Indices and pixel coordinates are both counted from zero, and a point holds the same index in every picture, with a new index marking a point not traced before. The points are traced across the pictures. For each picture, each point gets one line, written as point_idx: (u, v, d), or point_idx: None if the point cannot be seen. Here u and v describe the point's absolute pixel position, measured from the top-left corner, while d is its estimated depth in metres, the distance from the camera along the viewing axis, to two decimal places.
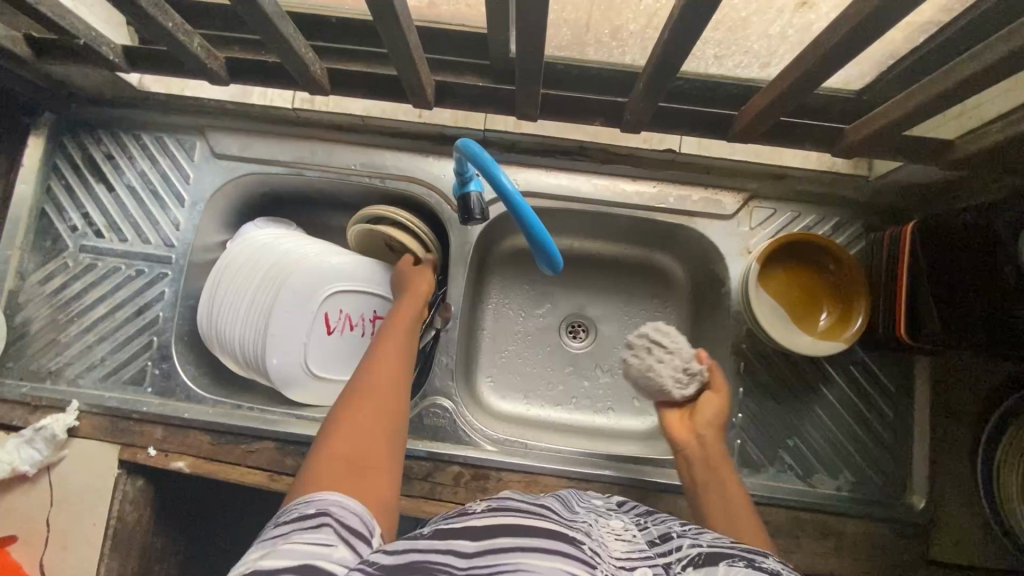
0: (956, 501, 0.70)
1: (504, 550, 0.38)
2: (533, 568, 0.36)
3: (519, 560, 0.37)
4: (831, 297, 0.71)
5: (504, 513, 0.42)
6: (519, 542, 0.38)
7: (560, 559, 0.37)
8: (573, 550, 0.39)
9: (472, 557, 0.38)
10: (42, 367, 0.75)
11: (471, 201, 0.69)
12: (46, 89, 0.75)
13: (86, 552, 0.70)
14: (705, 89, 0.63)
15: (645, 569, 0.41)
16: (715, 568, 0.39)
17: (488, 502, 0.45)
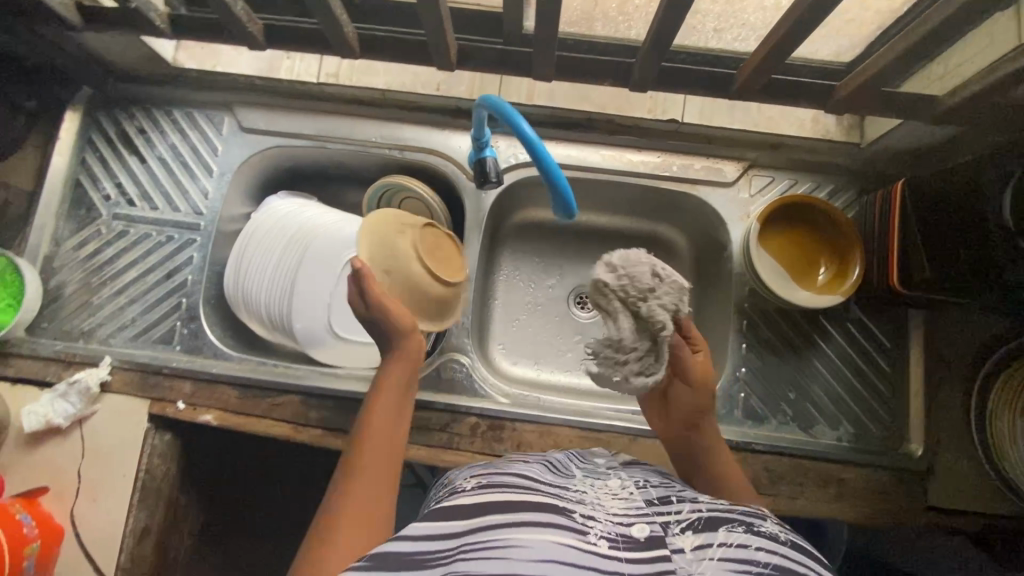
0: (953, 448, 0.73)
1: (498, 527, 0.41)
2: (524, 542, 0.39)
3: (510, 536, 0.40)
4: (829, 255, 0.76)
5: (495, 492, 0.46)
6: (511, 518, 0.42)
7: (555, 531, 0.41)
8: (569, 521, 0.43)
9: (462, 534, 0.41)
10: (75, 328, 0.79)
11: (487, 166, 0.72)
12: (86, 64, 0.79)
13: (116, 499, 0.73)
14: (706, 62, 0.66)
15: (643, 525, 0.44)
16: (715, 534, 0.43)
17: (478, 482, 0.50)
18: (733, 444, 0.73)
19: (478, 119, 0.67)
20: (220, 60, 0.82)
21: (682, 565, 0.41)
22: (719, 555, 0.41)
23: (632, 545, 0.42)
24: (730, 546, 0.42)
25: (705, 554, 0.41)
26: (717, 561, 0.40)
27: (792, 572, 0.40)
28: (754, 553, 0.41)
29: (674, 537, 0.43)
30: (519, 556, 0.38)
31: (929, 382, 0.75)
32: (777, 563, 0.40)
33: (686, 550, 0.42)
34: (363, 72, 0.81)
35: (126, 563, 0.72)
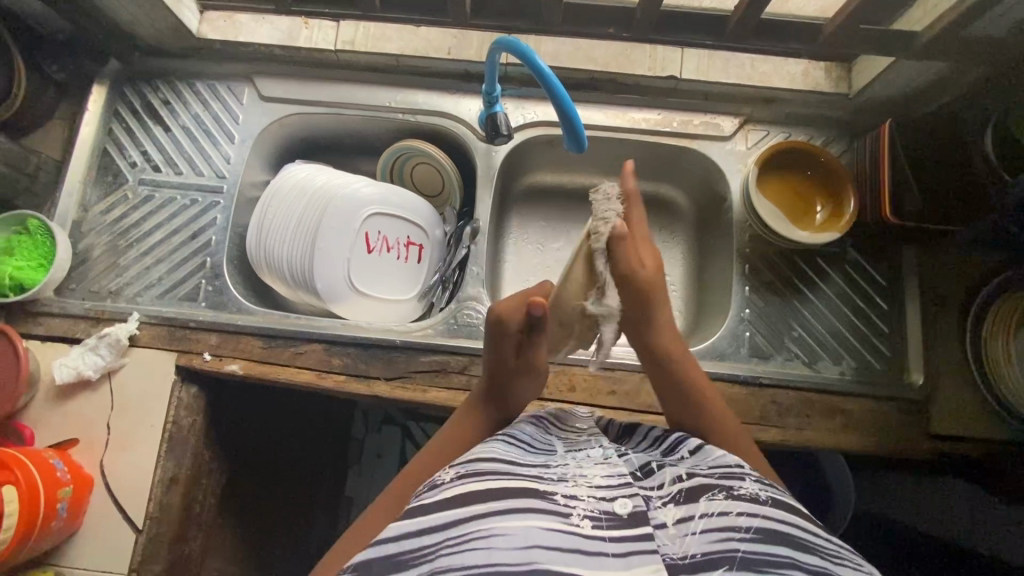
0: (951, 376, 0.76)
1: (478, 516, 0.42)
2: (506, 531, 0.41)
3: (490, 526, 0.41)
4: (824, 198, 0.80)
5: (473, 479, 0.45)
6: (491, 508, 0.42)
7: (538, 516, 0.42)
8: (549, 504, 0.43)
9: (443, 528, 0.42)
10: (104, 288, 0.81)
11: (499, 120, 0.77)
12: (115, 36, 0.83)
13: (146, 448, 0.75)
14: (694, 16, 0.69)
15: (625, 498, 0.45)
16: (696, 505, 0.45)
17: (456, 469, 0.47)
18: (741, 378, 0.76)
19: (490, 72, 0.71)
20: (241, 32, 0.85)
21: (664, 542, 0.43)
22: (700, 529, 0.43)
23: (616, 523, 0.43)
24: (712, 516, 0.44)
25: (687, 529, 0.43)
26: (699, 536, 0.43)
27: (772, 533, 0.43)
28: (736, 519, 0.43)
29: (657, 512, 0.45)
30: (502, 546, 0.40)
31: (926, 315, 0.78)
32: (757, 526, 0.43)
33: (668, 525, 0.44)
34: (377, 39, 0.85)
35: (155, 511, 0.74)
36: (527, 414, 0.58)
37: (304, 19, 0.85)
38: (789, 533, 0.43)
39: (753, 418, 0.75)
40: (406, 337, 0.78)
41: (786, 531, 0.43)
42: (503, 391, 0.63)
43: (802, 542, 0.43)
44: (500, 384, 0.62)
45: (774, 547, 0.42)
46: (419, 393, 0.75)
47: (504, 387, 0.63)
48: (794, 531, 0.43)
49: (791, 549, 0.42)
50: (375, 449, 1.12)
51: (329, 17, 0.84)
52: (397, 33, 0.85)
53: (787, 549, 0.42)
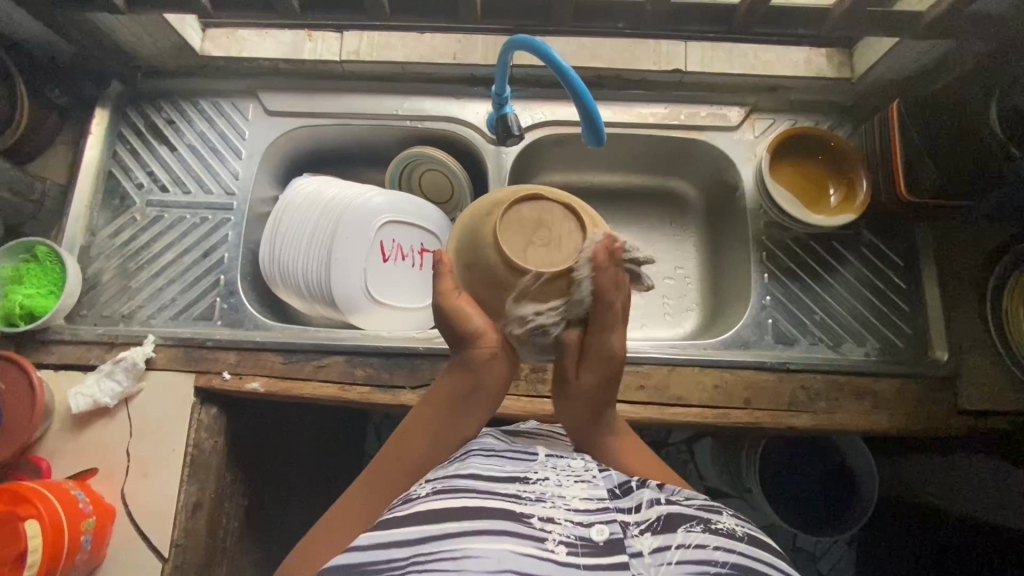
0: (973, 350, 0.76)
1: (452, 535, 0.42)
2: (480, 552, 0.40)
3: (461, 546, 0.41)
4: (836, 181, 0.81)
5: (447, 498, 0.45)
6: (463, 527, 0.42)
7: (512, 540, 0.41)
8: (524, 528, 0.43)
9: (415, 543, 0.41)
10: (116, 312, 0.80)
11: (509, 121, 0.77)
12: (118, 57, 0.83)
13: (167, 475, 0.73)
14: (701, 7, 0.69)
15: (602, 525, 0.44)
16: (673, 535, 0.44)
17: (433, 485, 0.47)
18: (769, 365, 0.75)
19: (500, 73, 0.71)
20: (245, 48, 0.85)
21: (640, 571, 0.42)
22: (676, 559, 0.42)
23: (591, 552, 0.43)
24: (688, 547, 0.43)
25: (663, 559, 0.43)
26: (674, 566, 0.42)
27: (748, 569, 0.42)
28: (713, 552, 0.43)
29: (633, 541, 0.44)
30: (474, 569, 0.39)
31: (945, 290, 0.78)
32: (734, 561, 0.42)
33: (644, 554, 0.43)
34: (381, 47, 0.85)
35: (180, 538, 0.72)
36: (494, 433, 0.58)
37: (308, 32, 0.85)
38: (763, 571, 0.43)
39: (783, 404, 0.74)
40: (428, 344, 0.77)
41: (758, 568, 0.42)
42: (469, 379, 0.56)
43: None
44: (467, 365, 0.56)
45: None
46: None
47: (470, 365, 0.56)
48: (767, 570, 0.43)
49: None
50: None
51: (333, 28, 0.84)
52: (401, 41, 0.85)
53: None
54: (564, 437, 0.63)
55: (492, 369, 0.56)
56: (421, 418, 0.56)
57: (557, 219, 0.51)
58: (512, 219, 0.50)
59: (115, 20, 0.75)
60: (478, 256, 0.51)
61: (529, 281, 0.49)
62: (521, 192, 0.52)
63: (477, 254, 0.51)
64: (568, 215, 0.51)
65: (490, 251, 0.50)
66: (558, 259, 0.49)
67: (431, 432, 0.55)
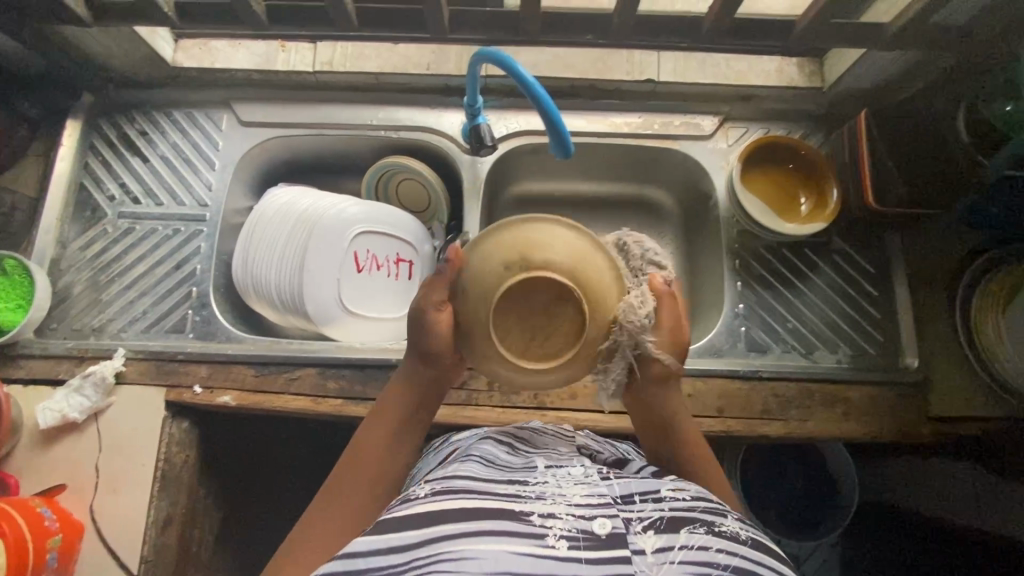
0: (943, 357, 0.77)
1: (451, 536, 0.39)
2: (478, 552, 0.38)
3: (461, 547, 0.38)
4: (806, 190, 0.82)
5: (446, 496, 0.42)
6: (462, 527, 0.40)
7: (511, 538, 0.39)
8: (524, 526, 0.40)
9: (413, 547, 0.39)
10: (86, 325, 0.79)
11: (482, 132, 0.77)
12: (90, 69, 0.82)
13: (136, 491, 0.72)
14: (668, 18, 0.69)
15: (604, 518, 0.42)
16: (677, 535, 0.41)
17: (432, 485, 0.45)
18: (740, 373, 0.76)
19: (470, 84, 0.71)
20: (218, 59, 0.85)
21: (641, 569, 0.39)
22: (678, 559, 0.39)
23: (593, 545, 0.40)
24: (692, 548, 0.40)
25: (666, 558, 0.40)
26: (676, 566, 0.39)
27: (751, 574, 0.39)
28: (716, 555, 0.40)
29: (636, 537, 0.41)
30: (473, 570, 0.37)
31: (914, 296, 0.79)
32: (737, 565, 0.40)
33: (647, 552, 0.40)
34: (355, 57, 0.85)
35: (149, 555, 0.71)
36: (496, 436, 0.58)
37: (281, 43, 0.85)
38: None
39: (756, 412, 0.75)
40: (401, 355, 0.77)
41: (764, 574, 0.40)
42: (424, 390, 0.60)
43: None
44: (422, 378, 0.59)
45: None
46: None
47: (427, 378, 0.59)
48: None
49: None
50: None
51: (306, 39, 0.84)
52: (375, 52, 0.85)
53: None
54: (567, 438, 0.63)
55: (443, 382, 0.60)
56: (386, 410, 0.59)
57: (564, 313, 0.49)
58: (518, 297, 0.48)
59: (85, 33, 0.75)
60: (474, 309, 0.50)
61: (502, 357, 0.50)
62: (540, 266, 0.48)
63: (473, 308, 0.50)
64: (578, 307, 0.48)
65: (485, 316, 0.49)
66: (537, 354, 0.50)
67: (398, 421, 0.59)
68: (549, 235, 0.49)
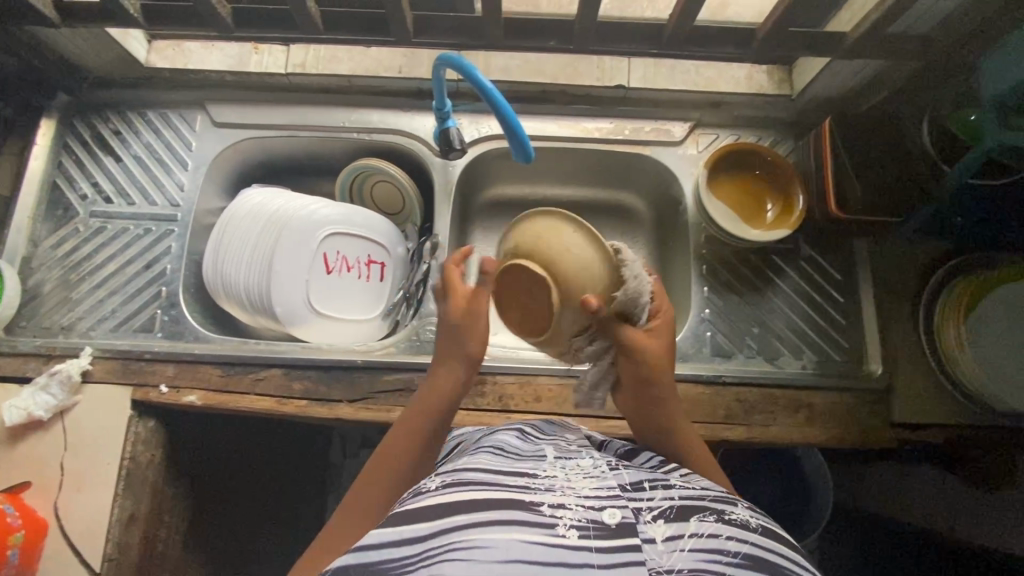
0: (906, 364, 0.77)
1: (462, 527, 0.40)
2: (488, 543, 0.39)
3: (473, 537, 0.39)
4: (773, 196, 0.82)
5: (460, 489, 0.44)
6: (473, 518, 0.40)
7: (520, 528, 0.40)
8: (535, 516, 0.41)
9: (427, 537, 0.39)
10: (55, 323, 0.80)
11: (451, 136, 0.77)
12: (62, 68, 0.83)
13: (101, 489, 0.73)
14: (630, 24, 0.70)
15: (614, 509, 0.43)
16: (686, 524, 0.43)
17: (443, 479, 0.46)
18: (703, 378, 0.76)
19: (437, 88, 0.72)
20: (192, 60, 0.85)
21: (652, 557, 0.41)
22: (688, 547, 0.41)
23: (604, 534, 0.41)
24: (701, 536, 0.42)
25: (676, 546, 0.42)
26: (686, 554, 0.41)
27: (760, 560, 0.41)
28: (725, 542, 0.42)
29: (646, 526, 0.43)
30: (483, 559, 0.38)
31: (880, 303, 0.79)
32: (747, 551, 0.41)
33: (657, 541, 0.42)
34: (328, 59, 0.85)
35: (113, 553, 0.71)
36: (512, 427, 0.59)
37: (254, 45, 0.86)
38: (775, 561, 0.41)
39: (719, 417, 0.75)
40: (367, 357, 0.77)
41: (773, 559, 0.41)
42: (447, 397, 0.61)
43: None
44: (448, 385, 0.61)
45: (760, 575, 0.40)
46: (384, 413, 0.74)
47: (450, 386, 0.61)
48: (780, 560, 0.42)
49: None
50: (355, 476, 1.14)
51: (278, 42, 0.85)
52: (347, 55, 0.85)
53: None
54: (573, 428, 0.65)
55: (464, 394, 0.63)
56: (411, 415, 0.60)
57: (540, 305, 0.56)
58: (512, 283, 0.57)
59: (55, 33, 0.75)
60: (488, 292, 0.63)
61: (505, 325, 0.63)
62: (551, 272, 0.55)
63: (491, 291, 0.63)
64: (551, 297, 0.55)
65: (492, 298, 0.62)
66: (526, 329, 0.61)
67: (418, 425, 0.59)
68: (539, 236, 0.55)
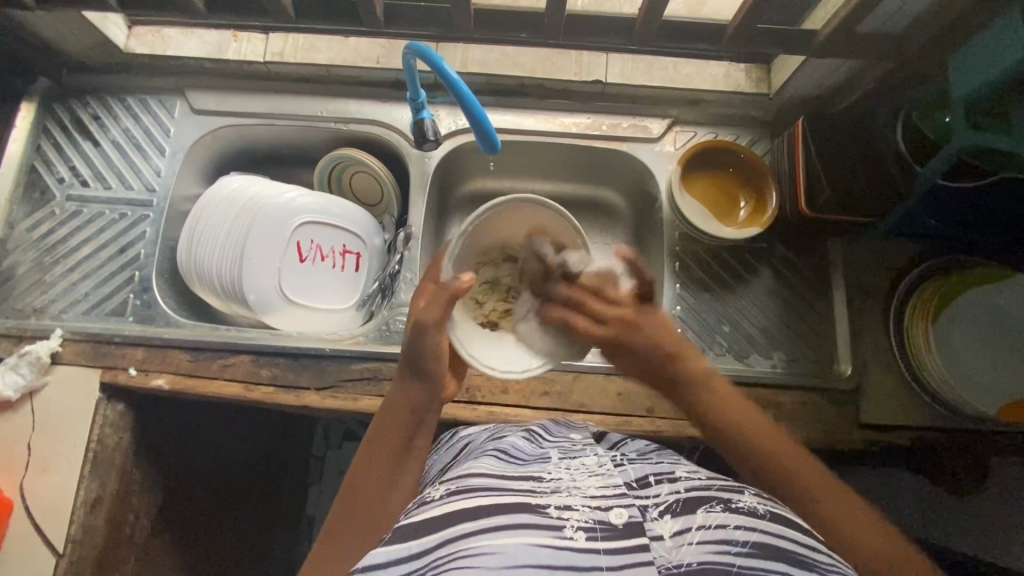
0: (877, 364, 0.77)
1: (466, 535, 0.43)
2: (495, 548, 0.41)
3: (480, 544, 0.42)
4: (747, 193, 0.82)
5: (468, 496, 0.46)
6: (481, 526, 0.43)
7: (527, 532, 0.43)
8: (543, 519, 0.44)
9: (432, 548, 0.42)
10: (27, 305, 0.80)
11: (425, 126, 0.77)
12: (41, 52, 0.83)
13: (67, 470, 0.73)
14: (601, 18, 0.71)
15: (620, 509, 0.46)
16: (693, 517, 0.45)
17: (447, 486, 0.49)
18: None
19: (409, 77, 0.71)
20: (171, 46, 0.86)
21: (661, 553, 0.43)
22: (697, 540, 0.43)
23: (611, 536, 0.44)
24: (709, 528, 0.44)
25: (683, 540, 0.44)
26: (695, 547, 0.43)
27: (770, 547, 0.43)
28: (733, 532, 0.44)
29: (654, 524, 0.46)
30: (491, 565, 0.40)
31: (852, 305, 0.79)
32: (755, 540, 0.43)
33: (665, 537, 0.44)
34: (307, 48, 0.85)
35: (77, 534, 0.72)
36: (522, 430, 0.63)
37: (233, 32, 0.86)
38: (787, 548, 0.43)
39: None
40: (336, 345, 0.77)
41: (786, 547, 0.43)
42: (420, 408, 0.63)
43: (804, 560, 0.42)
44: (423, 398, 0.63)
45: (772, 561, 0.42)
46: (351, 402, 0.75)
47: (421, 399, 0.63)
48: (793, 547, 0.43)
49: (789, 564, 0.42)
50: (334, 468, 1.15)
51: (258, 29, 0.85)
52: (326, 44, 0.86)
53: (786, 565, 0.42)
54: (579, 425, 0.68)
55: (436, 404, 0.64)
56: (386, 430, 0.61)
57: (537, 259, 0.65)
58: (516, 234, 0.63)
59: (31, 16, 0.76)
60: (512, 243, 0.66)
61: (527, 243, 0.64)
62: (508, 242, 0.66)
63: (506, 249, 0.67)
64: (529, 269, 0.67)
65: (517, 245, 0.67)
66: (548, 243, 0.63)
67: (400, 438, 0.61)
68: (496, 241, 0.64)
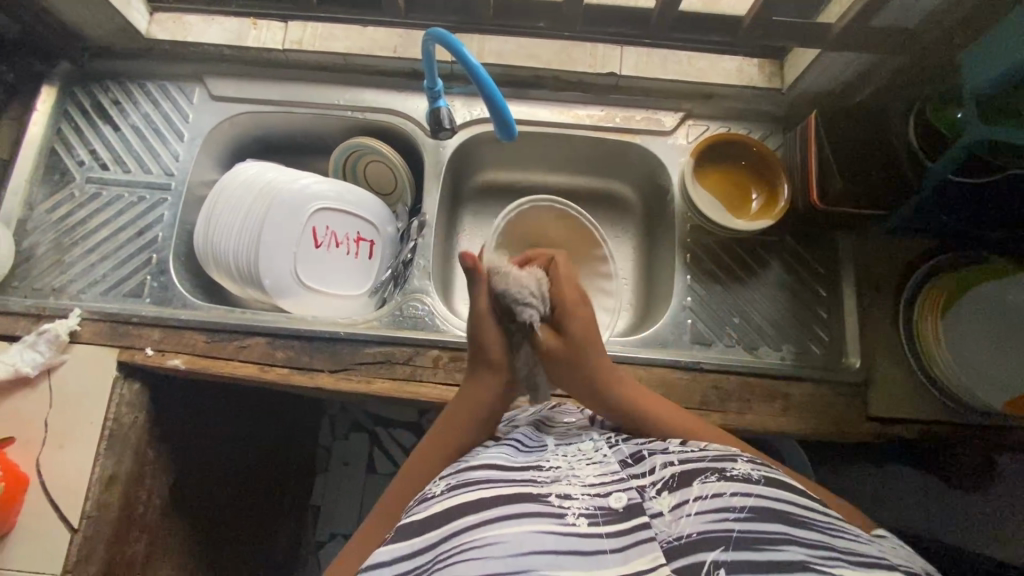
0: (886, 357, 0.78)
1: (476, 526, 0.43)
2: (499, 538, 0.42)
3: (483, 535, 0.42)
4: (759, 186, 0.83)
5: (466, 490, 0.47)
6: (487, 517, 0.44)
7: (531, 521, 0.43)
8: (545, 507, 0.45)
9: (439, 542, 0.44)
10: (46, 285, 0.81)
11: (441, 115, 0.77)
12: (65, 36, 0.84)
13: (82, 447, 0.74)
14: None
15: (619, 493, 0.47)
16: (689, 489, 0.46)
17: (447, 482, 0.50)
18: (683, 365, 0.77)
19: (427, 64, 0.72)
20: (191, 32, 0.87)
21: (662, 529, 0.44)
22: (695, 511, 0.44)
23: (612, 520, 0.45)
24: (706, 498, 0.45)
25: (682, 512, 0.45)
26: (694, 518, 0.44)
27: (767, 511, 0.43)
28: (730, 499, 0.44)
29: (652, 502, 0.46)
30: (497, 554, 0.41)
31: (862, 299, 0.80)
32: (753, 505, 0.44)
33: (664, 513, 0.45)
34: (325, 37, 0.86)
35: (92, 510, 0.72)
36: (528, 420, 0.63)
37: (253, 20, 0.87)
38: (786, 511, 0.44)
39: (694, 402, 0.76)
40: (349, 329, 0.78)
41: (781, 509, 0.44)
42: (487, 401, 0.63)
43: (799, 518, 0.43)
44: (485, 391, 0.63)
45: (770, 525, 0.42)
46: (363, 384, 0.76)
47: (484, 391, 0.63)
48: (790, 508, 0.44)
49: (787, 524, 0.42)
50: (341, 458, 1.16)
51: (278, 17, 0.86)
52: (344, 33, 0.86)
53: (783, 525, 0.42)
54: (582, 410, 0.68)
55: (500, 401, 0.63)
56: (449, 419, 0.62)
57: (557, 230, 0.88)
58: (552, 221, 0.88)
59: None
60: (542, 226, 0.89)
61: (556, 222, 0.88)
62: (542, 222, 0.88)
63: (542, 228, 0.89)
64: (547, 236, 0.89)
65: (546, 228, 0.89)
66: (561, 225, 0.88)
67: (460, 426, 0.61)
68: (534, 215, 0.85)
